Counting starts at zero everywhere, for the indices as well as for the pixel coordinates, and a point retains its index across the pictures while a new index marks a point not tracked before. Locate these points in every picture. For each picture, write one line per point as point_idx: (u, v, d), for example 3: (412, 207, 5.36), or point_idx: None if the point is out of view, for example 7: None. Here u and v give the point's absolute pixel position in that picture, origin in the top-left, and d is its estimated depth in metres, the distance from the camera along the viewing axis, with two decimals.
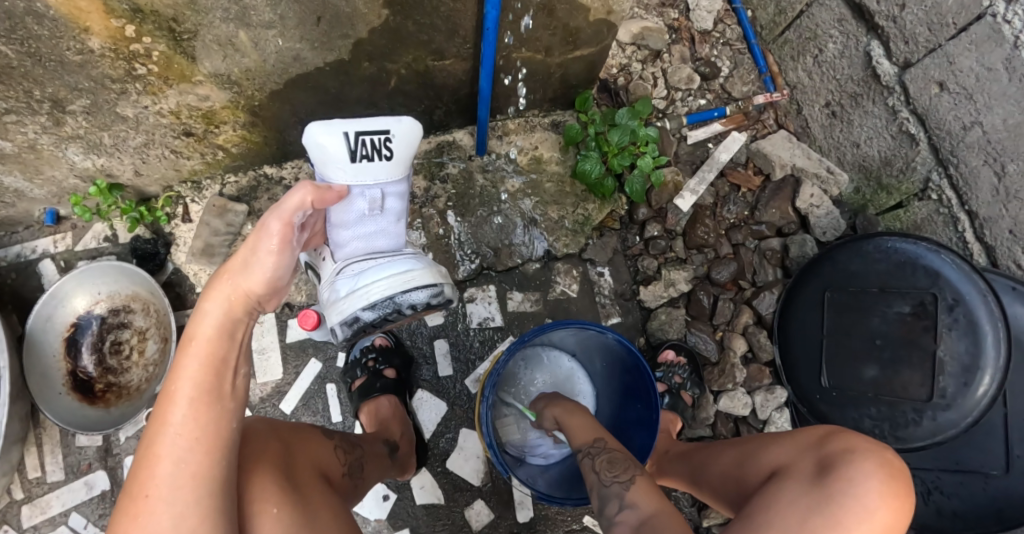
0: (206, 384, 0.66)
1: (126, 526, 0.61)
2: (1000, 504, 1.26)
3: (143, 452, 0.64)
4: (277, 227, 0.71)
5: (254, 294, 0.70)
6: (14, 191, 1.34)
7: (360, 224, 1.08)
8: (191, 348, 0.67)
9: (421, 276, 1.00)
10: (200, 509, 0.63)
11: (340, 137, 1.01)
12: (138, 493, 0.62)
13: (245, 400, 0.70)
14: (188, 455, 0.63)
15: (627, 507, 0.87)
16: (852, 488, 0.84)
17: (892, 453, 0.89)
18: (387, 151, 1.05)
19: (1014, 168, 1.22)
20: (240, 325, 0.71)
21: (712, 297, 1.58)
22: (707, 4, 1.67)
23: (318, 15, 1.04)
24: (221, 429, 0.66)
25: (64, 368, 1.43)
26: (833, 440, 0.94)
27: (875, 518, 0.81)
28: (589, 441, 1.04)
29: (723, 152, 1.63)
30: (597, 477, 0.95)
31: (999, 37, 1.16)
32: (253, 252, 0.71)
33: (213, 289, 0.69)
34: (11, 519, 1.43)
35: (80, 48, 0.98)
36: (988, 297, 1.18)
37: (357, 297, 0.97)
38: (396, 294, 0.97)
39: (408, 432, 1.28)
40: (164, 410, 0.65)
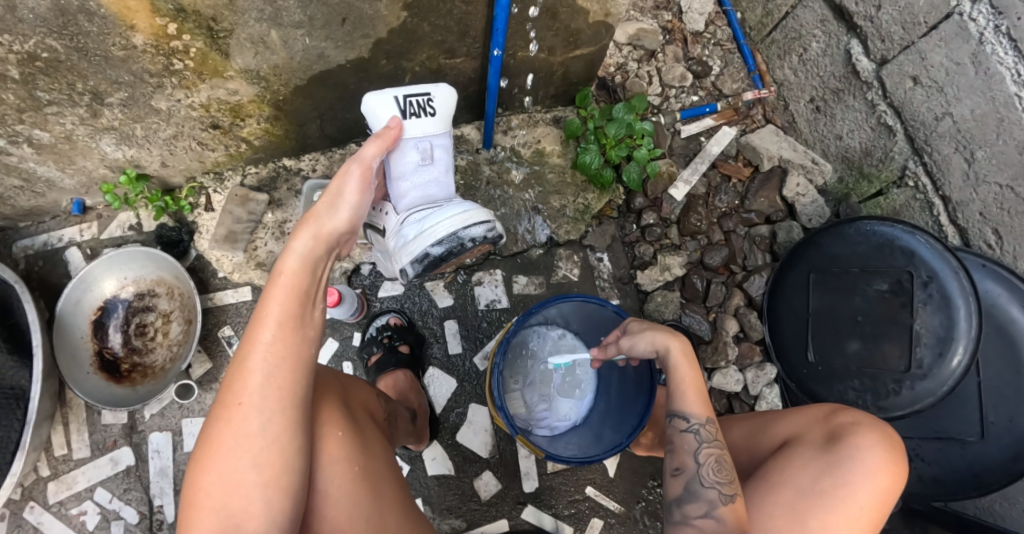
0: (292, 311, 0.82)
1: (221, 427, 0.77)
2: (978, 469, 1.36)
3: (236, 367, 0.79)
4: (359, 172, 0.96)
5: (334, 232, 0.90)
6: (47, 181, 1.42)
7: (416, 174, 1.19)
8: (280, 280, 0.83)
9: (476, 215, 1.16)
10: (282, 420, 0.78)
11: (390, 101, 1.16)
12: (232, 401, 0.78)
13: (320, 330, 0.86)
14: (275, 370, 0.79)
15: (715, 519, 0.91)
16: (863, 456, 0.97)
17: (887, 427, 1.03)
18: (430, 109, 1.19)
19: (982, 154, 1.34)
20: (320, 261, 0.88)
21: (706, 280, 1.67)
22: (698, 8, 1.78)
23: (343, 16, 1.13)
24: (301, 351, 0.82)
25: (91, 348, 1.51)
26: (839, 414, 1.06)
27: (876, 479, 0.96)
28: (703, 422, 1.00)
29: (714, 145, 1.73)
30: (698, 468, 0.97)
31: (966, 34, 1.27)
32: (336, 200, 0.93)
33: (306, 227, 0.88)
34: (37, 496, 1.49)
35: (125, 43, 1.07)
36: (959, 273, 1.27)
37: (426, 235, 1.12)
38: (459, 231, 1.13)
39: (423, 401, 1.41)
40: (256, 332, 0.80)
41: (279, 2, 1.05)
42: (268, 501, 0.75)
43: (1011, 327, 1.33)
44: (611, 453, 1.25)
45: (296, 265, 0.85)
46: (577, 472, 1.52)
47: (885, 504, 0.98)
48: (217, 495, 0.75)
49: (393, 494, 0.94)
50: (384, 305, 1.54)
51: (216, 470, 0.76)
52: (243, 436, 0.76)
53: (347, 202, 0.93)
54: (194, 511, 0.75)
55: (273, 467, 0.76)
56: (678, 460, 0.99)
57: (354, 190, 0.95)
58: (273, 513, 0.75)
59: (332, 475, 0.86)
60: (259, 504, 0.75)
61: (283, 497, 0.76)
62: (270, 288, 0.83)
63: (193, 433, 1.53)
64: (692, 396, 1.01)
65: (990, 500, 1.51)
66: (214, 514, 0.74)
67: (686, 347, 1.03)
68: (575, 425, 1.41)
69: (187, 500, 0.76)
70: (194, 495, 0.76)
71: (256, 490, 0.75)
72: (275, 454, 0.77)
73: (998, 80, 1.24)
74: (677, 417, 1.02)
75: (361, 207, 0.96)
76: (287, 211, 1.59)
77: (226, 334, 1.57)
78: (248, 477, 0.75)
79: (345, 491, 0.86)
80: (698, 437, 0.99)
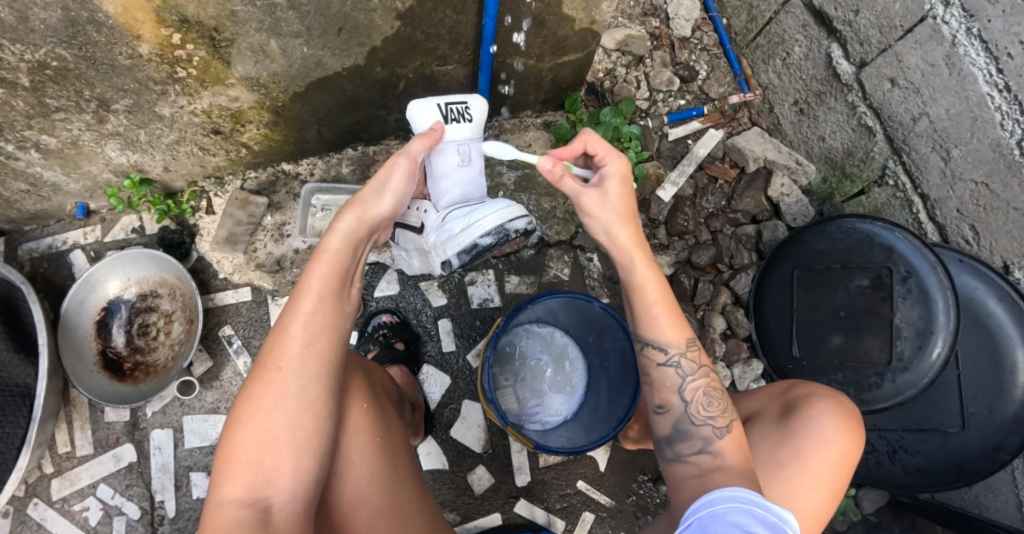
0: (332, 287, 0.93)
1: (261, 387, 0.87)
2: (958, 459, 1.40)
3: (279, 334, 0.89)
4: (405, 164, 1.03)
5: (377, 216, 1.01)
6: (53, 185, 1.47)
7: (457, 175, 1.24)
8: (324, 258, 0.94)
9: (518, 208, 1.20)
10: (317, 386, 0.89)
11: (433, 109, 1.19)
12: (273, 366, 0.87)
13: (352, 308, 0.97)
14: (315, 340, 0.90)
15: (710, 455, 0.96)
16: (814, 424, 1.05)
17: (843, 399, 1.11)
18: (468, 116, 1.22)
19: (957, 153, 1.38)
20: (360, 243, 1.00)
21: (693, 279, 1.72)
22: (685, 14, 1.83)
23: (339, 26, 1.19)
24: (337, 324, 0.93)
25: (95, 347, 1.56)
26: (796, 389, 1.15)
27: (830, 448, 1.03)
28: (682, 354, 1.01)
29: (701, 147, 1.78)
30: (685, 406, 1.00)
31: (940, 37, 1.32)
32: (382, 186, 1.02)
33: (352, 209, 0.99)
34: (40, 493, 1.53)
35: (131, 53, 1.12)
36: (937, 268, 1.31)
37: (473, 228, 1.17)
38: (505, 223, 1.18)
39: (418, 396, 1.45)
40: (300, 303, 0.90)
41: (278, 13, 1.11)
42: (298, 458, 0.86)
43: (988, 319, 1.36)
44: (596, 444, 1.28)
45: (340, 244, 0.96)
46: (569, 466, 1.55)
47: (845, 470, 1.04)
48: (253, 450, 0.84)
49: (400, 462, 1.07)
50: (379, 304, 1.58)
51: (254, 428, 0.85)
52: (282, 397, 0.86)
53: (390, 188, 1.02)
54: (229, 464, 0.84)
55: (306, 428, 0.87)
56: (662, 397, 1.02)
57: (399, 178, 1.03)
58: (301, 469, 0.86)
59: (351, 441, 0.98)
60: (291, 459, 0.85)
61: (312, 456, 0.87)
62: (315, 264, 0.93)
63: (193, 430, 1.57)
64: (667, 323, 1.00)
65: (974, 491, 1.54)
66: (248, 467, 0.84)
67: (651, 262, 0.99)
68: (565, 419, 1.44)
69: (222, 452, 0.85)
70: (230, 448, 0.85)
71: (288, 448, 0.85)
72: (309, 416, 0.87)
73: (971, 81, 1.29)
74: (654, 348, 1.01)
75: (404, 195, 1.05)
76: (286, 214, 1.64)
77: (226, 333, 1.62)
78: (283, 436, 0.85)
79: (362, 456, 1.00)
80: (678, 371, 1.01)
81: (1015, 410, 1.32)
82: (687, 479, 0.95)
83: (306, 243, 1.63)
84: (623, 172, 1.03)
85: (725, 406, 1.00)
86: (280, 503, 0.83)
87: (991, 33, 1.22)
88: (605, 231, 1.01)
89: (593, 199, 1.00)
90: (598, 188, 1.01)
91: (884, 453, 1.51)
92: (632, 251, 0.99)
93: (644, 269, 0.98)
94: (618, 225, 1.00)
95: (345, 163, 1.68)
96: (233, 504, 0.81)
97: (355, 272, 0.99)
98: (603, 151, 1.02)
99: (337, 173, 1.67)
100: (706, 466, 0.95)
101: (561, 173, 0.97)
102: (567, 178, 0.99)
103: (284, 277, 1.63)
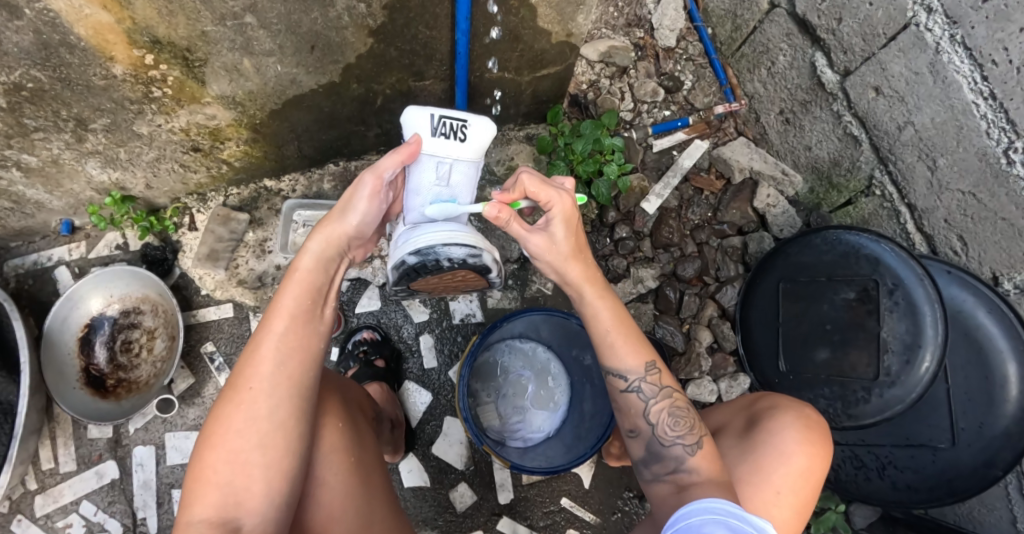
0: (304, 306, 0.90)
1: (231, 408, 0.84)
2: (949, 476, 1.37)
3: (250, 354, 0.86)
4: (371, 182, 0.95)
5: (346, 235, 0.96)
6: (37, 202, 1.47)
7: (431, 192, 1.08)
8: (295, 277, 0.91)
9: (463, 236, 1.03)
10: (290, 407, 0.86)
11: (426, 118, 1.04)
12: (244, 385, 0.85)
13: (328, 325, 0.94)
14: (286, 360, 0.87)
15: (685, 473, 0.96)
16: (776, 437, 1.05)
17: (808, 409, 1.11)
18: (461, 135, 1.06)
19: (943, 162, 1.36)
20: (332, 262, 0.96)
21: (678, 292, 1.71)
22: (669, 24, 1.81)
23: (312, 44, 1.18)
24: (311, 343, 0.90)
25: (79, 364, 1.56)
26: (759, 402, 1.16)
27: (791, 462, 1.03)
28: (642, 378, 1.01)
29: (687, 158, 1.77)
30: (653, 428, 1.01)
31: (923, 44, 1.29)
32: (350, 202, 0.96)
33: (320, 230, 0.94)
34: (25, 509, 1.52)
35: (105, 73, 1.12)
36: (925, 280, 1.26)
37: (406, 244, 1.03)
38: (438, 246, 1.01)
39: (399, 413, 1.44)
40: (272, 322, 0.88)
41: (250, 32, 1.11)
42: (269, 478, 0.83)
43: (978, 332, 1.33)
44: (575, 463, 1.29)
45: (310, 264, 0.93)
46: (552, 484, 1.55)
47: (808, 483, 1.04)
48: (224, 471, 0.82)
49: (376, 483, 1.04)
50: (360, 320, 1.58)
51: (224, 448, 0.82)
52: (252, 418, 0.83)
53: (357, 207, 0.96)
54: (200, 485, 0.82)
55: (278, 449, 0.84)
56: (631, 422, 1.03)
57: (365, 197, 0.96)
58: (272, 491, 0.84)
59: (326, 461, 0.96)
60: (262, 481, 0.83)
61: (284, 477, 0.85)
62: (287, 285, 0.91)
63: (176, 447, 1.56)
64: (624, 350, 1.01)
65: (968, 506, 1.51)
66: (218, 489, 0.81)
67: (603, 292, 1.01)
68: (548, 437, 1.42)
69: (193, 472, 0.83)
70: (201, 469, 0.82)
71: (259, 469, 0.83)
72: (280, 438, 0.85)
73: (955, 88, 1.27)
74: (614, 376, 1.03)
75: (373, 214, 0.98)
76: (268, 230, 1.64)
77: (208, 350, 1.62)
78: (254, 457, 0.83)
79: (338, 476, 0.97)
80: (640, 396, 1.02)
81: (1006, 425, 1.28)
82: (666, 497, 0.96)
83: (287, 259, 1.63)
84: (568, 211, 0.96)
85: (692, 422, 1.00)
86: (251, 525, 0.81)
87: (975, 40, 1.20)
88: (555, 269, 1.01)
89: (540, 245, 0.97)
90: (545, 230, 0.97)
91: (873, 468, 1.50)
92: (583, 285, 1.00)
93: (594, 302, 1.00)
94: (566, 265, 0.99)
95: (326, 179, 1.67)
96: (203, 524, 0.79)
97: (331, 291, 0.96)
98: (541, 190, 0.94)
99: (319, 189, 1.67)
100: (683, 483, 0.95)
101: (507, 217, 0.92)
102: (514, 221, 0.95)
103: (266, 293, 1.64)
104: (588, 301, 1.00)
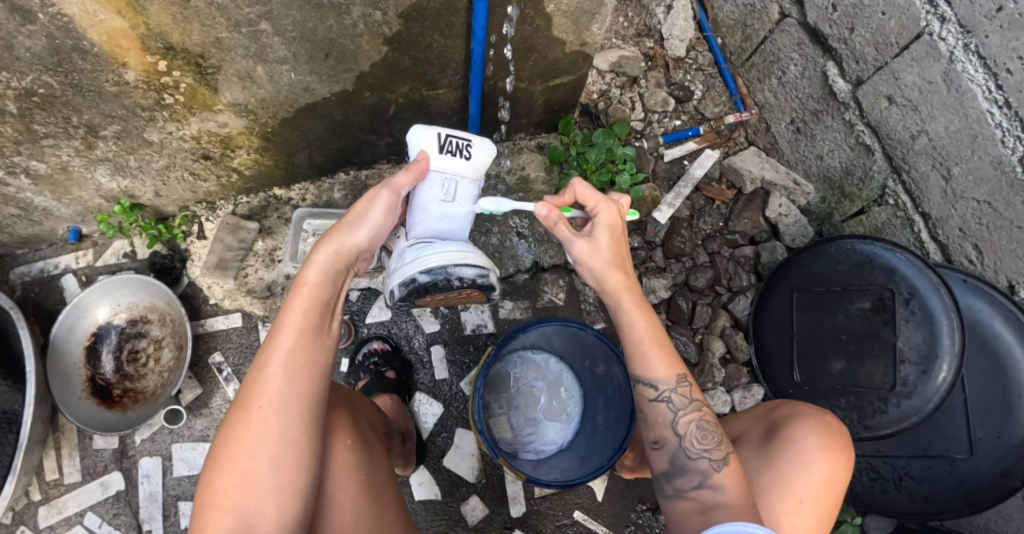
0: (311, 322, 0.88)
1: (241, 429, 0.82)
2: (967, 487, 1.35)
3: (259, 371, 0.85)
4: (387, 197, 0.97)
5: (354, 248, 0.95)
6: (44, 210, 1.46)
7: (437, 209, 1.10)
8: (302, 291, 0.89)
9: (472, 257, 1.03)
10: (302, 424, 0.84)
11: (432, 136, 1.08)
12: (253, 404, 0.83)
13: (334, 340, 0.92)
14: (296, 378, 0.85)
15: (710, 489, 0.93)
16: (796, 445, 1.03)
17: (829, 416, 1.09)
18: (466, 154, 1.10)
19: (958, 171, 1.35)
20: (339, 274, 0.94)
21: (691, 302, 1.70)
22: (679, 34, 1.81)
23: (326, 52, 1.18)
24: (320, 358, 0.88)
25: (84, 374, 1.54)
26: (779, 409, 1.14)
27: (812, 470, 1.01)
28: (673, 389, 0.99)
29: (698, 168, 1.77)
30: (679, 440, 0.99)
31: (937, 53, 1.29)
32: (361, 217, 0.96)
33: (329, 242, 0.93)
34: (27, 521, 1.50)
35: (117, 79, 1.11)
36: (940, 289, 1.25)
37: (415, 262, 1.01)
38: (450, 266, 1.00)
39: (408, 424, 1.41)
40: (278, 339, 0.86)
41: (264, 39, 1.10)
42: (282, 499, 0.81)
43: (994, 341, 1.32)
44: (592, 476, 1.27)
45: (318, 277, 0.91)
46: (564, 496, 1.53)
47: (831, 491, 1.02)
48: (235, 494, 0.79)
49: (388, 502, 1.01)
50: (370, 330, 1.58)
51: (235, 471, 0.80)
52: (263, 438, 0.82)
53: (369, 221, 0.96)
54: (211, 509, 0.80)
55: (291, 468, 0.83)
56: (656, 432, 1.01)
57: (380, 212, 0.97)
58: (286, 512, 0.81)
59: (337, 479, 0.94)
60: (275, 502, 0.81)
61: (296, 497, 0.83)
62: (294, 297, 0.89)
63: (182, 458, 1.54)
64: (657, 360, 0.99)
65: (985, 517, 1.48)
66: (231, 513, 0.79)
67: (639, 299, 0.99)
68: (561, 448, 1.41)
69: (203, 495, 0.81)
70: (211, 492, 0.80)
71: (273, 490, 0.81)
72: (293, 457, 0.83)
73: (969, 97, 1.27)
74: (645, 384, 1.00)
75: (383, 228, 0.99)
76: (278, 239, 1.63)
77: (216, 361, 1.60)
78: (268, 477, 0.81)
79: (348, 497, 0.94)
80: (670, 406, 0.99)
81: None
82: (689, 516, 0.93)
83: (297, 268, 1.62)
84: (613, 217, 0.99)
85: (720, 439, 0.98)
86: None
87: (989, 49, 1.20)
88: (596, 276, 0.99)
89: (583, 249, 0.97)
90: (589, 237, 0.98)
91: (890, 480, 1.48)
92: (622, 293, 0.98)
93: (630, 311, 0.97)
94: (606, 271, 0.98)
95: (337, 188, 1.66)
96: None
97: (338, 304, 0.94)
98: (592, 195, 0.97)
99: (329, 198, 1.66)
100: (708, 501, 0.92)
101: (557, 220, 0.96)
102: (561, 224, 0.97)
103: (275, 302, 1.62)
104: (624, 309, 0.98)
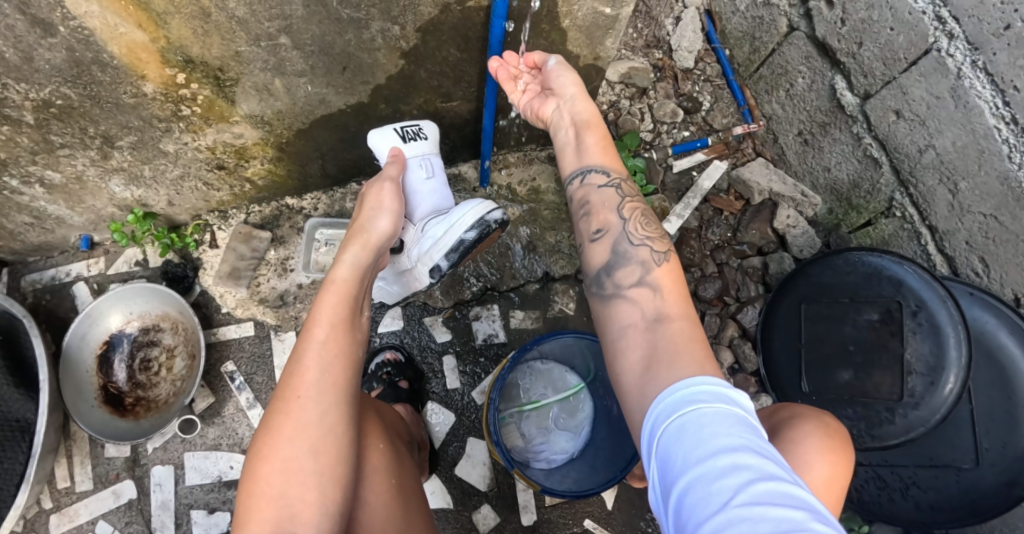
0: (341, 314, 0.96)
1: (280, 419, 0.85)
2: (973, 497, 1.36)
3: (296, 363, 0.90)
4: (393, 187, 1.15)
5: (377, 241, 1.10)
6: (57, 218, 1.46)
7: (427, 186, 1.28)
8: (332, 287, 1.00)
9: (489, 203, 1.25)
10: (337, 412, 0.87)
11: (390, 135, 1.25)
12: (292, 394, 0.87)
13: (362, 334, 0.99)
14: (330, 368, 0.90)
15: (647, 280, 0.96)
16: (796, 444, 0.92)
17: (830, 419, 1.00)
18: (423, 133, 1.29)
19: (965, 186, 1.37)
20: (364, 269, 1.06)
21: (700, 312, 1.72)
22: (687, 46, 1.83)
23: (344, 65, 1.19)
24: (351, 349, 0.94)
25: (96, 382, 1.54)
26: (780, 412, 1.05)
27: (814, 469, 0.88)
28: (620, 178, 1.10)
29: (705, 180, 1.79)
30: (622, 224, 1.05)
31: (945, 69, 1.31)
32: (374, 212, 1.12)
33: (355, 240, 1.08)
34: (39, 528, 1.50)
35: (135, 92, 1.12)
36: (948, 302, 1.27)
37: (456, 226, 1.20)
38: (484, 215, 1.22)
39: (422, 433, 1.43)
40: (312, 332, 0.93)
41: (283, 53, 1.11)
42: (321, 486, 0.82)
43: (1000, 352, 1.34)
44: (604, 487, 1.28)
45: (347, 273, 1.03)
46: (575, 505, 1.54)
47: (832, 496, 0.89)
48: (277, 482, 0.81)
49: (415, 508, 1.01)
50: (383, 340, 1.59)
51: (276, 459, 0.83)
52: (302, 425, 0.85)
53: (383, 212, 1.12)
54: (253, 500, 0.82)
55: (328, 455, 0.84)
56: (600, 222, 1.07)
57: (391, 199, 1.13)
58: (326, 501, 0.82)
59: (370, 479, 0.95)
60: (315, 489, 0.82)
61: (335, 485, 0.84)
62: (326, 292, 0.99)
63: (195, 467, 1.54)
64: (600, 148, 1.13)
65: (991, 527, 1.49)
66: (273, 502, 0.80)
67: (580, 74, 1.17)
68: (571, 458, 1.42)
69: (245, 489, 0.83)
70: (254, 483, 0.83)
71: (312, 476, 0.82)
72: (330, 443, 0.85)
73: (977, 113, 1.28)
74: (592, 168, 1.11)
75: (397, 219, 1.14)
76: (290, 249, 1.64)
77: (228, 369, 1.60)
78: (306, 463, 0.83)
79: (380, 497, 0.95)
80: (616, 189, 1.09)
81: None
82: (632, 328, 0.91)
83: (310, 277, 1.63)
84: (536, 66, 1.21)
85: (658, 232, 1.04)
86: None
87: (997, 65, 1.22)
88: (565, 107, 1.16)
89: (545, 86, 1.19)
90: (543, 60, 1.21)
91: (897, 489, 1.49)
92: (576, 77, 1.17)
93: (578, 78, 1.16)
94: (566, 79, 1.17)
95: (349, 198, 1.67)
96: None
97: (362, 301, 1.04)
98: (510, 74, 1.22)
99: (341, 208, 1.67)
100: (643, 296, 0.94)
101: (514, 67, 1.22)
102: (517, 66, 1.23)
103: (287, 312, 1.63)
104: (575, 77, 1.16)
